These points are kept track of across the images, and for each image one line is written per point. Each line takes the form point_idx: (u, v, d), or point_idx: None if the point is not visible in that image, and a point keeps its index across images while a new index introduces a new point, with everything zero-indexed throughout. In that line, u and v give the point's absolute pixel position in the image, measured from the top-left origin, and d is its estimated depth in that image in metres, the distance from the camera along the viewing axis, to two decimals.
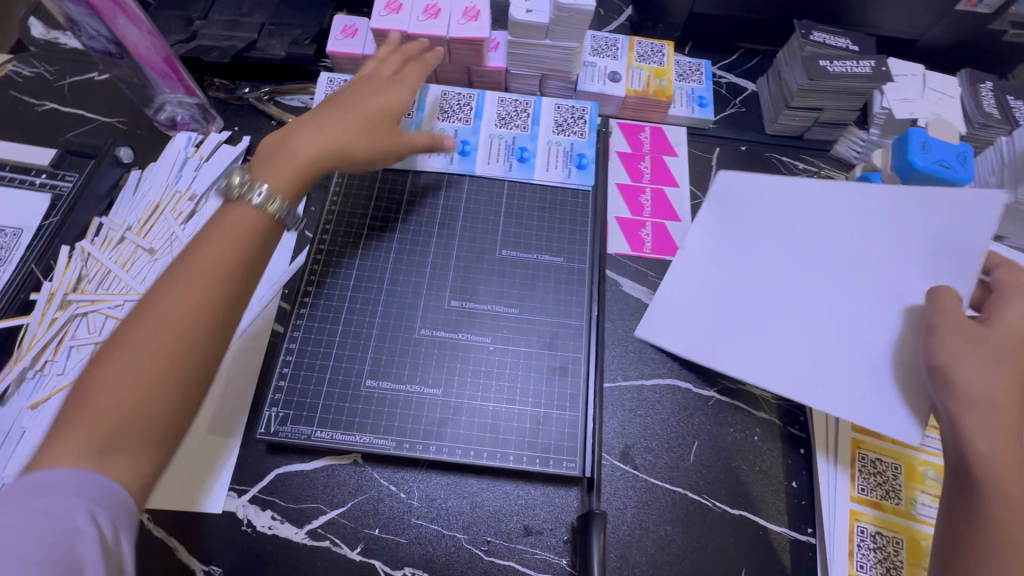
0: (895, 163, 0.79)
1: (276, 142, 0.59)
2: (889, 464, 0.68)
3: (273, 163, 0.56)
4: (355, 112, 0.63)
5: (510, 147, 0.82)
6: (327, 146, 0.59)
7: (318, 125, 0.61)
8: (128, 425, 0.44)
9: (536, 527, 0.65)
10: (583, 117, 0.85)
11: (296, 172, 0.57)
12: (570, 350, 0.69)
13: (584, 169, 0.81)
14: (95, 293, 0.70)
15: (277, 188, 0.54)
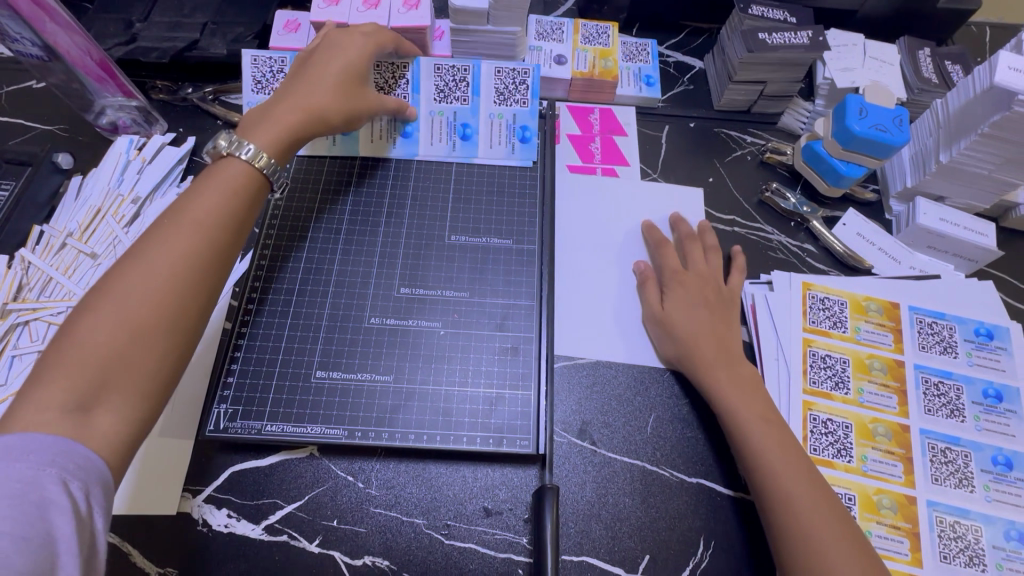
0: (835, 131, 0.80)
1: (264, 108, 0.64)
2: (840, 423, 0.69)
3: (257, 124, 0.62)
4: (330, 79, 0.67)
5: (452, 125, 0.81)
6: (307, 102, 0.64)
7: (300, 88, 0.65)
8: (98, 374, 0.44)
9: (496, 507, 0.65)
10: (524, 81, 0.81)
11: (282, 131, 0.62)
12: (522, 330, 0.70)
13: (528, 142, 0.81)
14: (36, 301, 0.69)
15: (263, 143, 0.60)
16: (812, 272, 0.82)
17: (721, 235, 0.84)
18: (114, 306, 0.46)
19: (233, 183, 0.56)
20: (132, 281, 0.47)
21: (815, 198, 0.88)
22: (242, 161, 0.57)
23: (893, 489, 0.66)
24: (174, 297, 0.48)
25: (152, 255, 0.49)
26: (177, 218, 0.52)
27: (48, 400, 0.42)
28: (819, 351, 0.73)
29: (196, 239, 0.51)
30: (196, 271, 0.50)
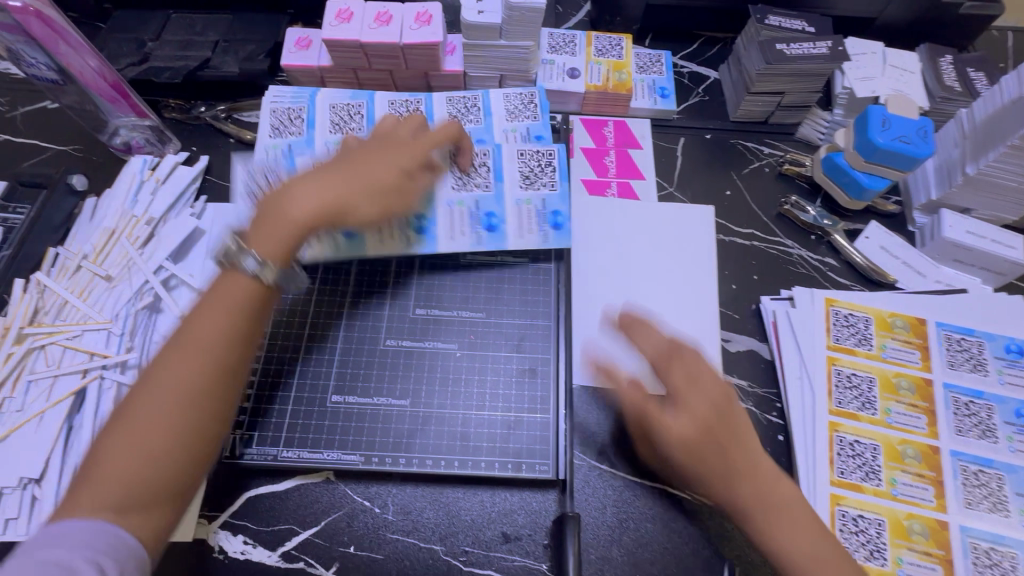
0: (858, 143, 0.79)
1: (273, 203, 0.59)
2: (868, 445, 0.67)
3: (266, 227, 0.57)
4: (353, 182, 0.61)
5: (475, 214, 0.74)
6: (328, 204, 0.59)
7: (316, 184, 0.60)
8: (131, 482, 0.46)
9: (514, 533, 0.63)
10: (532, 101, 0.85)
11: (299, 234, 0.58)
12: (539, 351, 0.69)
13: (561, 228, 0.74)
14: (52, 325, 0.69)
15: (267, 256, 0.55)
16: (835, 287, 0.80)
17: (740, 249, 0.83)
18: (120, 426, 0.47)
19: (236, 293, 0.54)
20: (138, 404, 0.48)
21: (835, 210, 0.86)
22: (245, 272, 0.54)
23: (924, 514, 0.64)
24: (174, 414, 0.48)
25: (157, 372, 0.49)
26: (182, 331, 0.52)
27: (69, 514, 0.44)
28: (844, 370, 0.71)
29: (200, 357, 0.50)
30: (197, 385, 0.49)
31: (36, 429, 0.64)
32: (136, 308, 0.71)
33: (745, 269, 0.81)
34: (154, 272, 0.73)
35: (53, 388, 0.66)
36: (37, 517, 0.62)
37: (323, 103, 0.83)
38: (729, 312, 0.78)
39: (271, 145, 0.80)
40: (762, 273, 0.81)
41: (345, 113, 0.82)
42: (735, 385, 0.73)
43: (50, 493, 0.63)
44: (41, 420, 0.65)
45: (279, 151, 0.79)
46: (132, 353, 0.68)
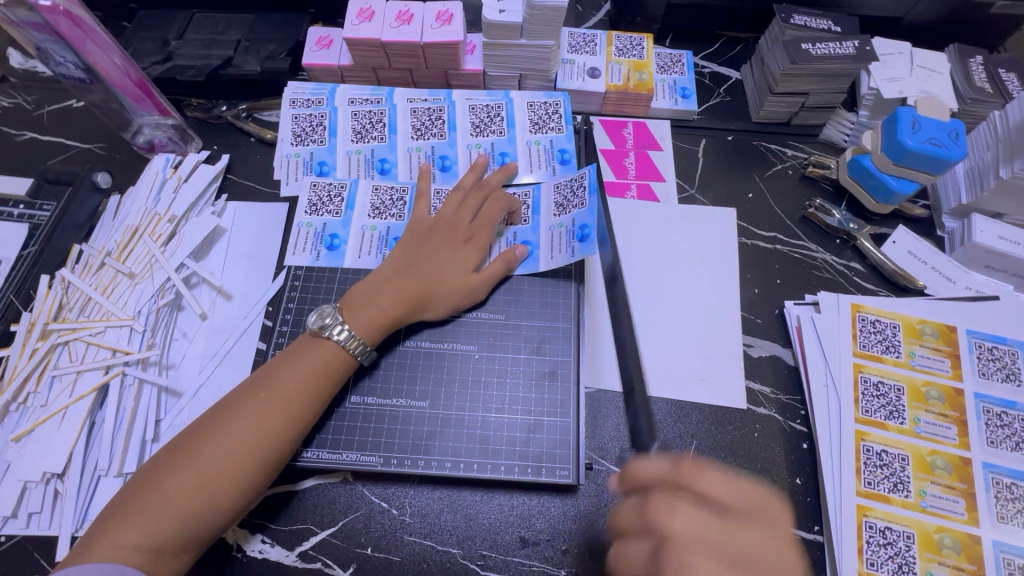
0: (885, 145, 0.77)
1: (363, 288, 0.65)
2: (895, 456, 0.66)
3: (357, 304, 0.64)
4: (427, 283, 0.66)
5: (511, 241, 0.74)
6: (409, 300, 0.65)
7: (398, 285, 0.65)
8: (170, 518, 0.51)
9: (532, 538, 0.63)
10: (557, 111, 0.83)
11: (383, 318, 0.63)
12: (559, 354, 0.68)
13: (588, 241, 0.69)
14: (76, 321, 0.70)
15: (357, 330, 0.62)
16: (859, 291, 0.79)
17: (763, 253, 0.81)
18: (189, 469, 0.53)
19: (314, 371, 0.59)
20: (209, 454, 0.54)
21: (861, 214, 0.84)
22: (332, 342, 0.61)
23: (954, 527, 0.62)
24: (239, 469, 0.54)
25: (231, 425, 0.55)
26: (260, 394, 0.57)
27: (129, 536, 0.50)
28: (871, 378, 0.70)
29: (270, 423, 0.56)
30: (263, 446, 0.55)
31: (59, 425, 0.65)
32: (159, 304, 0.72)
33: (768, 273, 0.80)
34: (175, 270, 0.74)
35: (76, 383, 0.67)
36: (60, 511, 0.63)
37: (344, 110, 0.83)
38: (751, 316, 0.77)
39: (293, 154, 0.81)
40: (785, 277, 0.80)
41: (368, 121, 0.82)
42: (757, 391, 0.72)
43: (72, 488, 0.63)
44: (64, 416, 0.65)
45: (301, 160, 0.81)
46: (154, 350, 0.69)
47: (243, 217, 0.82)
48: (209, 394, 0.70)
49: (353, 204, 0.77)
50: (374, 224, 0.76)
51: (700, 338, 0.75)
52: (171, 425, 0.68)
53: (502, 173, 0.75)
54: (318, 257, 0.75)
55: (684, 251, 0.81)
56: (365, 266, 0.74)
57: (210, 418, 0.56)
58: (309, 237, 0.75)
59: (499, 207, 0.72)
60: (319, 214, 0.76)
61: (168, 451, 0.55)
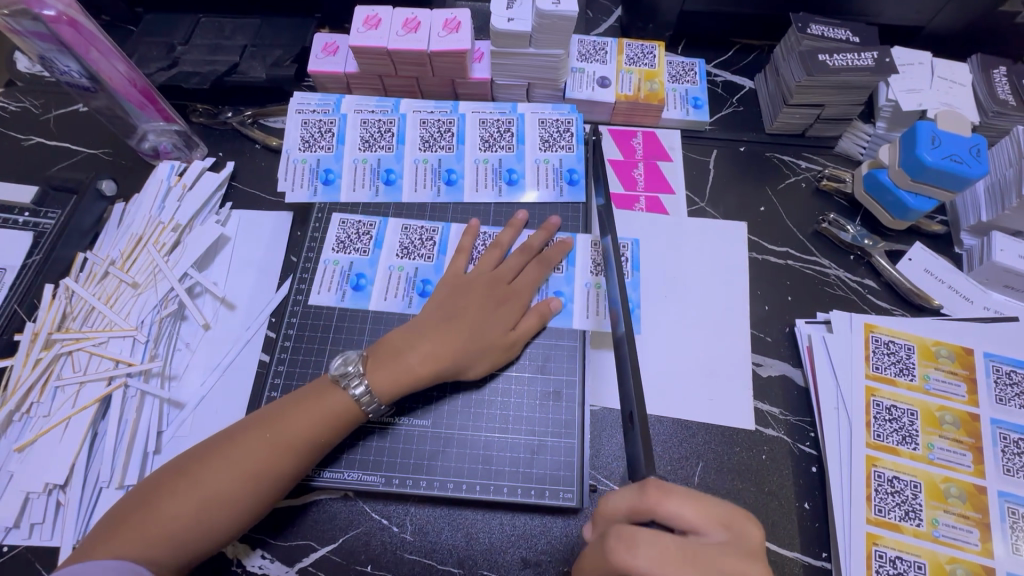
0: (903, 160, 0.75)
1: (394, 340, 0.63)
2: (907, 482, 0.64)
3: (383, 358, 0.62)
4: (459, 342, 0.63)
5: (545, 291, 0.71)
6: (436, 359, 0.62)
7: (428, 341, 0.62)
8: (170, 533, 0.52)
9: (534, 559, 0.62)
10: (569, 129, 0.80)
11: (405, 375, 0.61)
12: (564, 373, 0.67)
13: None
14: (79, 331, 0.69)
15: (375, 385, 0.60)
16: (873, 310, 0.77)
17: (774, 269, 0.80)
18: (192, 489, 0.53)
19: (327, 410, 0.59)
20: (213, 477, 0.54)
21: (876, 229, 0.82)
22: (347, 393, 0.60)
23: (967, 558, 0.61)
24: (239, 497, 0.54)
25: (248, 451, 0.55)
26: (270, 426, 0.57)
27: (122, 548, 0.50)
28: (883, 401, 0.68)
29: (277, 456, 0.56)
30: (266, 479, 0.55)
31: (61, 435, 0.65)
32: (161, 315, 0.71)
33: (779, 290, 0.78)
34: (178, 280, 0.74)
35: (78, 394, 0.67)
36: (61, 523, 0.63)
37: (353, 118, 0.81)
38: (760, 334, 0.75)
39: (300, 159, 0.78)
40: (797, 294, 0.78)
41: (377, 130, 0.80)
42: (766, 411, 0.70)
43: (73, 500, 0.63)
44: (66, 427, 0.65)
45: (307, 166, 0.78)
46: (156, 361, 0.69)
47: (247, 226, 0.81)
48: (211, 406, 0.70)
49: (382, 242, 0.75)
50: (402, 265, 0.73)
51: (708, 356, 0.73)
52: (172, 437, 0.68)
53: (544, 236, 0.72)
54: (343, 297, 0.72)
55: (693, 266, 0.79)
56: (391, 310, 0.71)
57: (218, 441, 0.57)
58: (334, 275, 0.73)
59: (537, 274, 0.69)
60: (348, 252, 0.74)
61: (174, 467, 0.55)
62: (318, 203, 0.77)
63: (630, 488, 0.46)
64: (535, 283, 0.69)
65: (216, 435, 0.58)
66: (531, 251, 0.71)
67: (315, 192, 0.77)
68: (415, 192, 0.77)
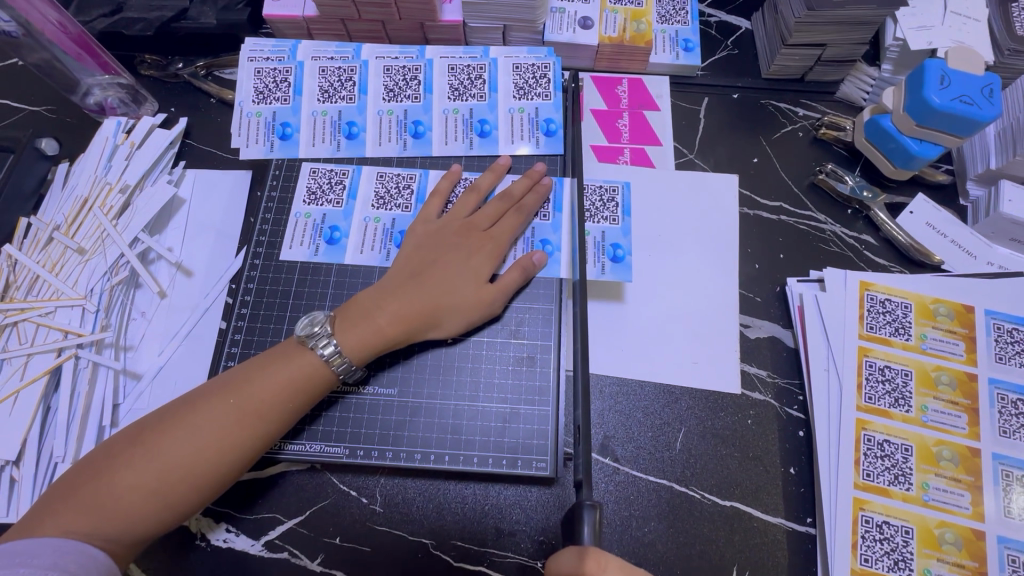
0: (909, 103, 0.68)
1: (363, 299, 0.59)
2: (898, 446, 0.61)
3: (352, 318, 0.57)
4: (434, 298, 0.59)
5: (529, 241, 0.66)
6: (411, 317, 0.58)
7: (400, 299, 0.58)
8: (126, 507, 0.47)
9: (508, 528, 0.60)
10: (546, 75, 0.73)
11: (378, 335, 0.57)
12: (539, 338, 0.63)
13: (620, 262, 0.65)
14: (24, 301, 0.66)
15: (346, 346, 0.56)
16: (869, 267, 0.72)
17: (766, 225, 0.75)
18: (148, 461, 0.48)
19: (297, 377, 0.54)
20: (172, 448, 0.49)
21: (877, 180, 0.77)
22: (315, 355, 0.55)
23: (957, 522, 0.58)
24: (202, 471, 0.49)
25: (210, 420, 0.51)
26: (233, 394, 0.52)
27: (73, 524, 0.46)
28: (876, 362, 0.64)
29: (242, 427, 0.51)
30: (231, 451, 0.51)
31: (10, 411, 0.62)
32: (112, 283, 0.67)
33: (772, 247, 0.73)
34: (129, 245, 0.69)
35: (26, 367, 0.63)
36: (16, 499, 0.60)
37: (312, 66, 0.74)
38: (750, 294, 0.71)
39: (254, 112, 0.72)
40: (789, 251, 0.73)
41: (337, 79, 0.73)
42: (753, 374, 0.67)
43: (28, 476, 0.60)
44: (15, 401, 0.62)
45: (263, 120, 0.72)
46: (108, 331, 0.65)
47: (203, 187, 0.76)
48: (169, 377, 0.66)
49: (355, 193, 0.69)
50: (378, 216, 0.69)
51: (693, 318, 0.69)
52: (130, 411, 0.65)
53: (527, 183, 0.66)
54: (317, 252, 0.67)
55: (680, 222, 0.74)
56: (369, 263, 0.67)
57: (175, 409, 0.51)
58: (307, 229, 0.68)
59: (516, 224, 0.64)
60: (319, 204, 0.69)
61: (127, 434, 0.50)
62: (275, 159, 0.71)
63: (569, 551, 0.44)
64: (513, 232, 0.64)
65: (174, 401, 0.53)
66: (511, 200, 0.65)
67: (272, 148, 0.71)
68: (379, 145, 0.72)
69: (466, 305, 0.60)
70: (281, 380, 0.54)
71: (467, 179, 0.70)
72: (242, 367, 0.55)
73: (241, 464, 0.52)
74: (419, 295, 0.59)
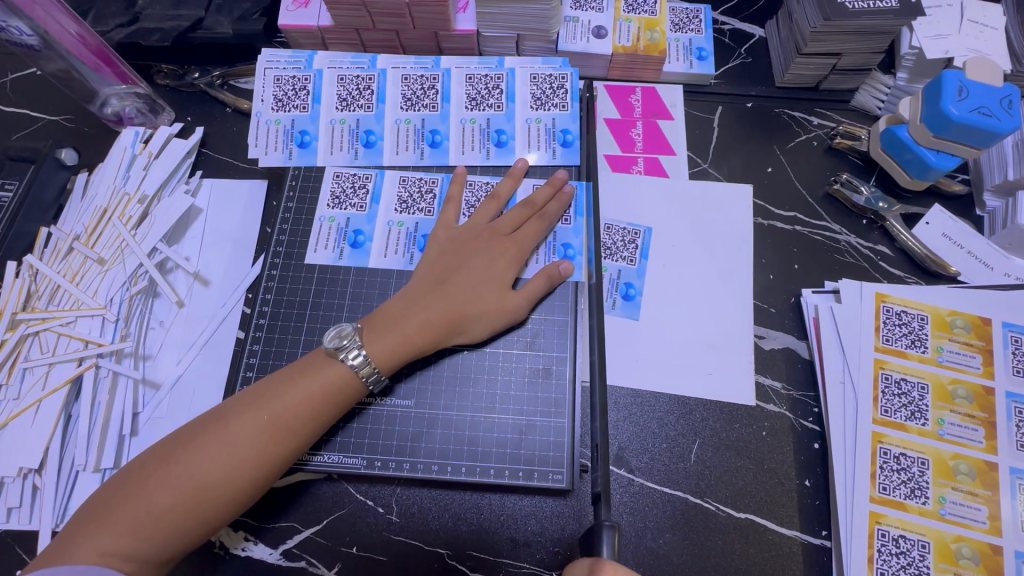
0: (926, 115, 0.68)
1: (389, 307, 0.59)
2: (915, 460, 0.61)
3: (380, 326, 0.58)
4: (462, 305, 0.59)
5: (551, 246, 0.66)
6: (437, 325, 0.59)
7: (427, 307, 0.59)
8: (161, 525, 0.48)
9: (524, 539, 0.60)
10: (562, 85, 0.73)
11: (407, 344, 0.58)
12: (553, 350, 0.63)
13: (631, 300, 0.70)
14: (46, 310, 0.66)
15: (375, 355, 0.56)
16: (885, 278, 0.72)
17: (780, 235, 0.75)
18: (181, 479, 0.49)
19: (323, 388, 0.54)
20: (203, 466, 0.49)
21: (892, 190, 0.77)
22: (343, 365, 0.55)
23: (974, 537, 0.58)
24: (234, 485, 0.50)
25: (240, 434, 0.51)
26: (261, 408, 0.52)
27: (111, 545, 0.47)
28: (892, 374, 0.64)
29: (272, 441, 0.52)
30: (261, 464, 0.51)
31: (32, 420, 0.63)
32: (131, 293, 0.68)
33: (786, 257, 0.73)
34: (148, 254, 0.69)
35: (48, 376, 0.64)
36: (39, 506, 0.61)
37: (330, 74, 0.74)
38: (764, 305, 0.71)
39: (273, 120, 0.72)
40: (804, 261, 0.73)
41: (355, 87, 0.74)
42: (767, 385, 0.67)
43: (50, 484, 0.61)
44: (37, 411, 0.63)
45: (281, 128, 0.72)
46: (128, 341, 0.66)
47: (220, 196, 0.76)
48: (189, 385, 0.67)
49: (378, 197, 0.70)
50: (401, 219, 0.69)
51: (707, 329, 0.69)
52: (150, 419, 0.66)
53: (549, 191, 0.66)
54: (341, 255, 0.68)
55: (693, 231, 0.74)
56: (392, 267, 0.68)
57: (204, 425, 0.52)
58: (331, 233, 0.69)
59: (538, 230, 0.65)
60: (343, 208, 0.70)
61: (156, 453, 0.51)
62: (293, 167, 0.72)
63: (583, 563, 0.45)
64: (536, 238, 0.65)
65: (201, 416, 0.53)
66: (534, 207, 0.66)
67: (291, 156, 0.72)
68: (397, 154, 0.72)
69: (493, 312, 0.61)
70: (308, 390, 0.54)
71: (487, 184, 0.70)
72: (270, 377, 0.55)
73: (270, 476, 0.53)
74: (448, 302, 0.59)
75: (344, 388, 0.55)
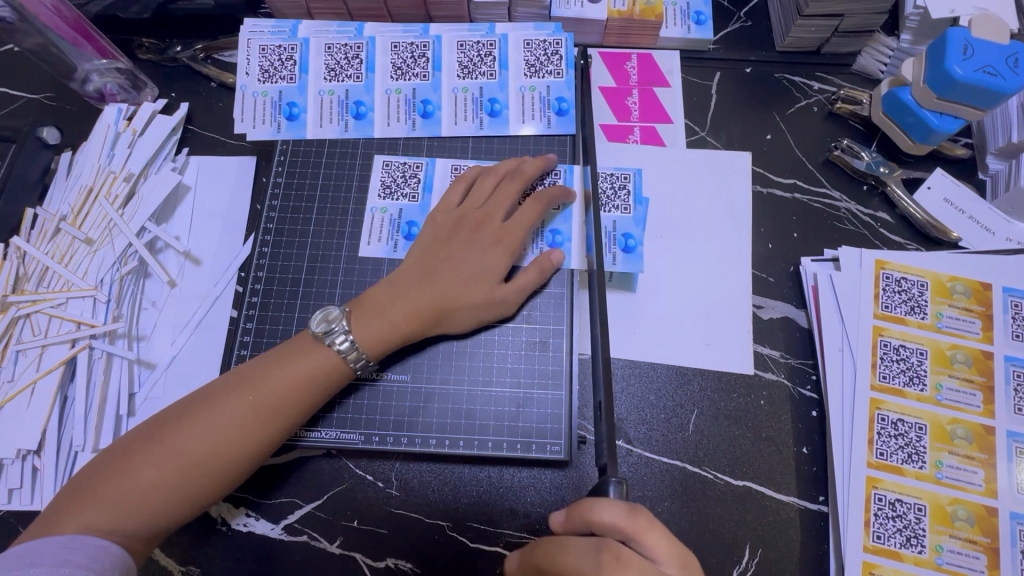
0: (929, 75, 0.66)
1: (375, 295, 0.59)
2: (912, 425, 0.61)
3: (365, 314, 0.57)
4: (448, 291, 0.58)
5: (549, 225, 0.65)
6: (424, 311, 0.58)
7: (413, 293, 0.58)
8: (149, 501, 0.48)
9: (523, 510, 0.60)
10: (558, 51, 0.71)
11: (393, 331, 0.57)
12: (550, 322, 0.63)
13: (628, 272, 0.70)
14: (36, 292, 0.66)
15: (362, 341, 0.56)
16: (885, 245, 0.71)
17: (780, 203, 0.73)
18: (169, 457, 0.49)
19: (311, 370, 0.54)
20: (191, 443, 0.49)
21: (892, 155, 0.75)
22: (330, 351, 0.55)
23: (970, 499, 0.59)
24: (222, 463, 0.50)
25: (228, 414, 0.51)
26: (248, 389, 0.52)
27: (95, 520, 0.46)
28: (891, 341, 0.64)
29: (260, 421, 0.52)
30: (249, 444, 0.51)
31: (29, 403, 0.62)
32: (121, 273, 0.67)
33: (785, 226, 0.72)
34: (137, 234, 0.69)
35: (42, 358, 0.63)
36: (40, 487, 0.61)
37: (317, 43, 0.72)
38: (763, 274, 0.70)
39: (260, 92, 0.70)
40: (804, 230, 0.72)
41: (344, 56, 0.71)
42: (766, 354, 0.67)
43: (50, 465, 0.61)
44: (32, 394, 0.62)
45: (269, 100, 0.70)
46: (120, 322, 0.65)
47: (208, 173, 0.75)
48: (184, 366, 0.67)
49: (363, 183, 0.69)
50: (385, 206, 0.68)
51: (705, 299, 0.69)
52: (146, 400, 0.65)
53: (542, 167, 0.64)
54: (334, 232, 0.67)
55: (691, 201, 0.73)
56: (376, 256, 0.66)
57: (190, 406, 0.52)
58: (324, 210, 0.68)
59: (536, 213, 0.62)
60: (335, 184, 0.68)
61: (144, 431, 0.51)
62: (283, 140, 0.70)
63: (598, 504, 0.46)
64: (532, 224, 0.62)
65: (191, 395, 0.53)
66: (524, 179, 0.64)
67: (280, 129, 0.70)
68: (389, 125, 0.70)
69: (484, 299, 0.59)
70: (292, 376, 0.53)
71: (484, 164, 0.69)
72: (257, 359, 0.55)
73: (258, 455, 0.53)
74: (435, 287, 0.58)
75: (327, 374, 0.55)
